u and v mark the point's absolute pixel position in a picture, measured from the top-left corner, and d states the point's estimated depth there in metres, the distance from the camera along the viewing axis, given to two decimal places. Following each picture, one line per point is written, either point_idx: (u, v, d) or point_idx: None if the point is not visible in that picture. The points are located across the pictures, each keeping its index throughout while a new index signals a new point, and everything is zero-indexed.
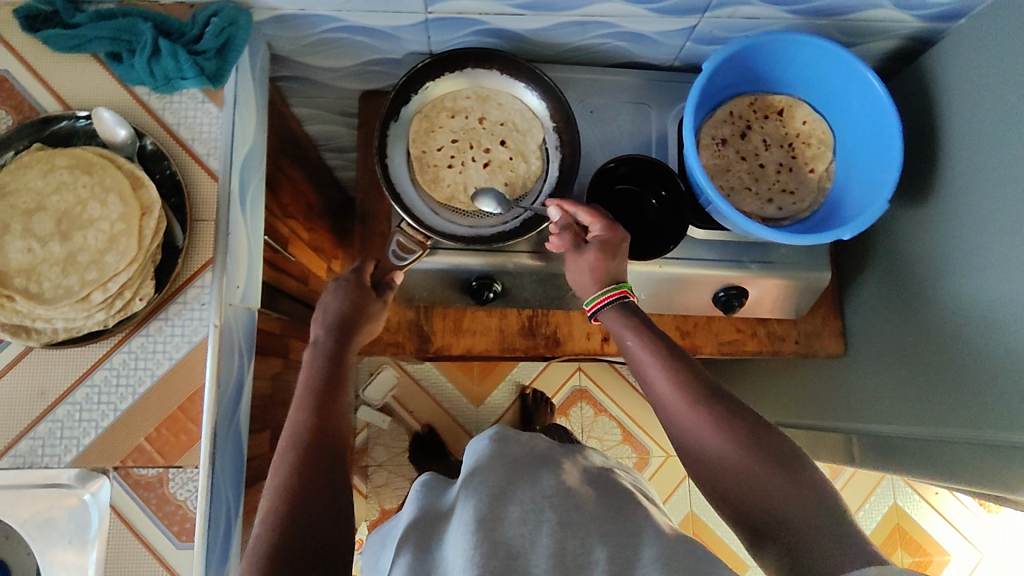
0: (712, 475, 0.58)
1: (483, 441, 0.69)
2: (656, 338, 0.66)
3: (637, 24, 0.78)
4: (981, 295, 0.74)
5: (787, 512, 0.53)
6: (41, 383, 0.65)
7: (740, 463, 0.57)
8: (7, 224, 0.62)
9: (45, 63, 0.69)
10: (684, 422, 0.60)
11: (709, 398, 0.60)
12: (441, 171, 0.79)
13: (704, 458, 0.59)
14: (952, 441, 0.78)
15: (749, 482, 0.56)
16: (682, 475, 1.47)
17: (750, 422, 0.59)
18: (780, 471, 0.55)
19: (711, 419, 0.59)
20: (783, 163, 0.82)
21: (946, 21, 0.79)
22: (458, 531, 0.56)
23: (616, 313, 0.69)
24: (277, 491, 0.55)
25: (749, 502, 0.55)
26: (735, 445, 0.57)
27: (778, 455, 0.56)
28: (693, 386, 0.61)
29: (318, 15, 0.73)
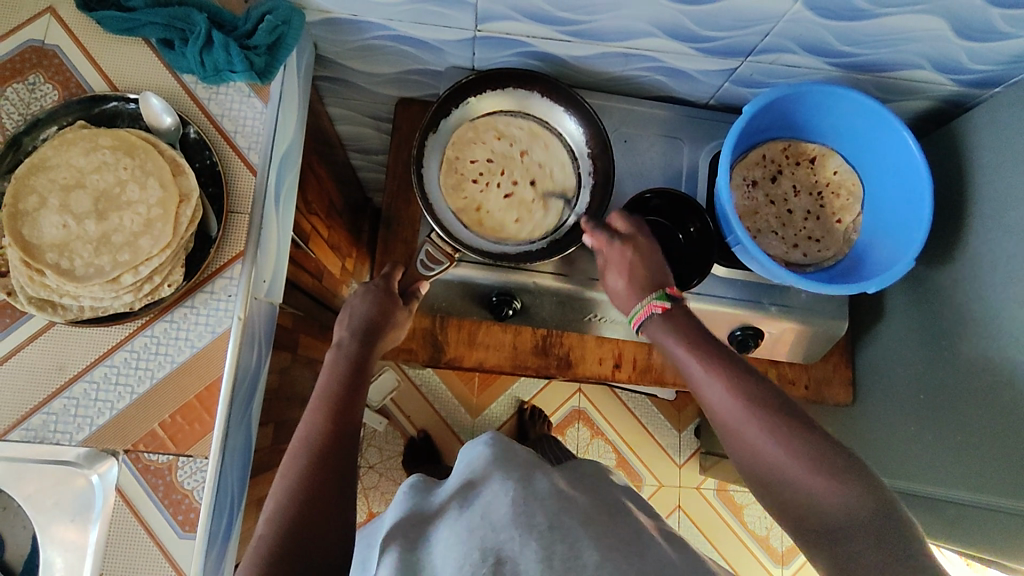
0: (769, 482, 0.57)
1: (478, 447, 0.64)
2: (705, 345, 0.64)
3: (679, 61, 0.79)
4: (996, 360, 0.75)
5: (850, 521, 0.52)
6: (60, 359, 0.65)
7: (800, 472, 0.55)
8: (45, 198, 0.62)
9: (96, 43, 0.70)
10: (740, 429, 0.59)
11: (765, 406, 0.58)
12: (469, 190, 0.81)
13: (762, 467, 0.57)
14: (950, 502, 0.80)
15: (810, 493, 0.54)
16: (673, 506, 1.47)
17: (812, 430, 0.57)
18: (843, 479, 0.54)
19: (770, 430, 0.57)
20: (811, 211, 0.83)
21: (983, 88, 0.80)
22: (451, 533, 0.52)
23: (658, 326, 0.67)
24: (291, 491, 0.55)
25: (809, 511, 0.54)
26: (795, 453, 0.55)
27: (840, 463, 0.54)
28: (746, 398, 0.59)
29: (369, 22, 0.74)
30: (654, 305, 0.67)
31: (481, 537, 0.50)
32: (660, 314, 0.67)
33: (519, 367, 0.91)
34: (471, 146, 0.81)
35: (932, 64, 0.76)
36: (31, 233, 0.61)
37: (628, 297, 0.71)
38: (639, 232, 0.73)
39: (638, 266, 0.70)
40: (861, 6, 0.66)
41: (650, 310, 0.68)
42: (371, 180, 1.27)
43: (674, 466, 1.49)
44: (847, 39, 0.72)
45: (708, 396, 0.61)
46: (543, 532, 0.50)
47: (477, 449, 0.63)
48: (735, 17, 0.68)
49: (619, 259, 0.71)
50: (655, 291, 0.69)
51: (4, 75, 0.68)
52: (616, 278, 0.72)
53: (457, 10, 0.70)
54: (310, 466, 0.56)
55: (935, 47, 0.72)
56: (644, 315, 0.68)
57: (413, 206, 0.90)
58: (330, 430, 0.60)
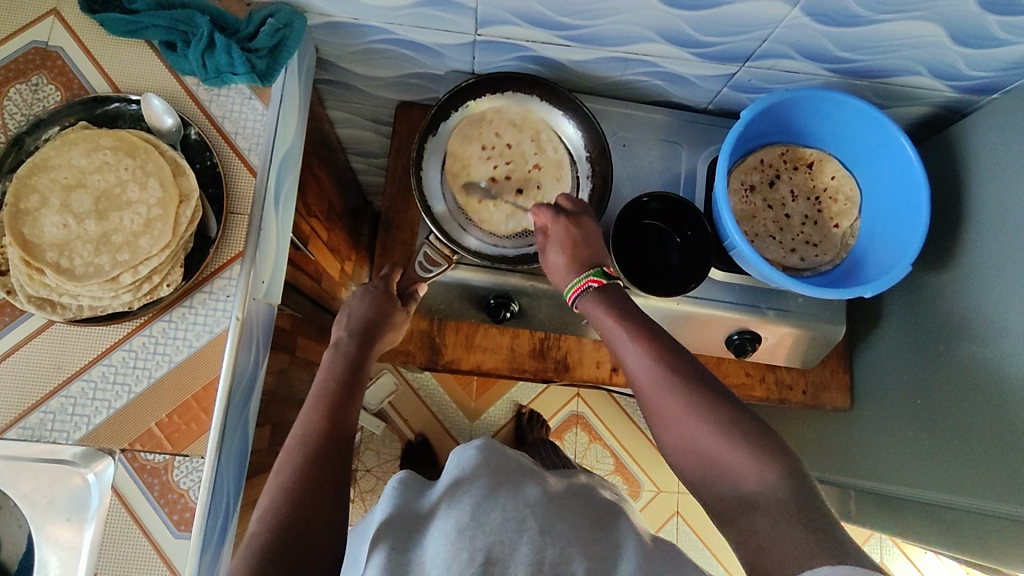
0: (688, 454, 0.58)
1: (469, 450, 0.64)
2: (632, 317, 0.65)
3: (678, 66, 0.80)
4: (993, 365, 0.75)
5: (756, 487, 0.52)
6: (59, 357, 0.65)
7: (714, 440, 0.56)
8: (46, 197, 0.63)
9: (99, 44, 0.70)
10: (662, 402, 0.59)
11: (686, 378, 0.59)
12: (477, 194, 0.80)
13: (681, 437, 0.58)
14: (949, 508, 0.80)
15: (721, 462, 0.55)
16: (671, 511, 1.47)
17: (727, 402, 0.58)
18: (753, 447, 0.54)
19: (687, 400, 0.58)
20: (809, 216, 0.84)
21: (980, 94, 0.81)
22: (442, 533, 0.52)
23: (589, 298, 0.68)
24: (286, 490, 0.55)
25: (720, 479, 0.55)
26: (710, 423, 0.56)
27: (752, 433, 0.55)
28: (670, 366, 0.60)
29: (370, 26, 0.74)
30: (589, 281, 0.69)
31: (471, 538, 0.50)
32: (594, 290, 0.68)
33: (516, 370, 0.91)
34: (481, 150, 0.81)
35: (930, 70, 0.76)
36: (31, 232, 0.61)
37: (566, 272, 0.71)
38: (581, 209, 0.75)
39: (578, 243, 0.71)
40: (859, 12, 0.66)
41: (584, 285, 0.69)
42: (371, 183, 1.28)
43: (672, 471, 1.49)
44: (844, 45, 0.72)
45: (635, 365, 0.62)
46: (535, 536, 0.50)
47: (467, 452, 0.63)
48: (733, 22, 0.69)
49: (562, 236, 0.72)
50: (591, 267, 0.70)
51: (7, 76, 0.68)
52: (557, 254, 0.72)
53: (458, 14, 0.71)
54: (305, 465, 0.56)
55: (933, 53, 0.73)
56: (579, 290, 0.69)
57: (412, 209, 0.90)
58: (326, 430, 0.60)
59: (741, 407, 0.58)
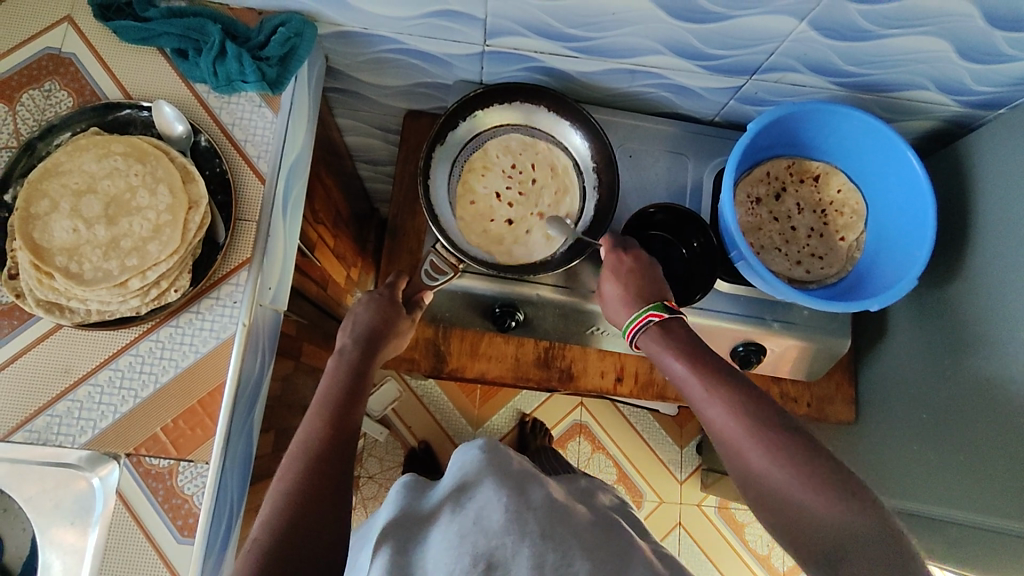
0: (766, 498, 0.56)
1: (470, 451, 0.64)
2: (704, 360, 0.63)
3: (685, 79, 0.80)
4: (999, 380, 0.74)
5: (846, 536, 0.51)
6: (66, 361, 0.65)
7: (794, 486, 0.54)
8: (57, 202, 0.63)
9: (111, 51, 0.71)
10: (740, 447, 0.58)
11: (763, 421, 0.58)
12: (481, 201, 0.82)
13: (761, 483, 0.57)
14: (952, 523, 0.79)
15: (803, 509, 0.54)
16: (674, 522, 1.46)
17: (808, 446, 0.56)
18: (838, 495, 0.53)
19: (768, 445, 0.56)
20: (815, 228, 0.84)
21: (988, 109, 0.81)
22: (444, 535, 0.52)
23: (653, 338, 0.67)
24: (289, 496, 0.55)
25: (805, 527, 0.53)
26: (790, 468, 0.55)
27: (836, 479, 0.54)
28: (749, 413, 0.58)
29: (380, 36, 0.75)
30: (650, 314, 0.68)
31: (471, 543, 0.50)
32: (656, 325, 0.67)
33: (520, 379, 0.91)
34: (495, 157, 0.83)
35: (936, 85, 0.76)
36: (41, 237, 0.62)
37: (625, 306, 0.71)
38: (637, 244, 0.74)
39: (633, 276, 0.71)
40: (866, 26, 0.66)
41: (646, 319, 0.68)
42: (377, 190, 1.29)
43: (675, 482, 1.48)
44: (851, 59, 0.73)
45: (711, 412, 0.61)
46: (536, 541, 0.50)
47: (469, 454, 0.64)
48: (740, 35, 0.70)
49: (617, 269, 0.72)
50: (652, 302, 0.69)
51: (21, 81, 0.69)
52: (612, 288, 0.72)
53: (467, 25, 0.71)
54: (309, 472, 0.56)
55: (940, 68, 0.73)
56: (640, 323, 0.68)
57: (419, 217, 0.91)
58: (330, 437, 0.60)
59: (822, 451, 0.56)
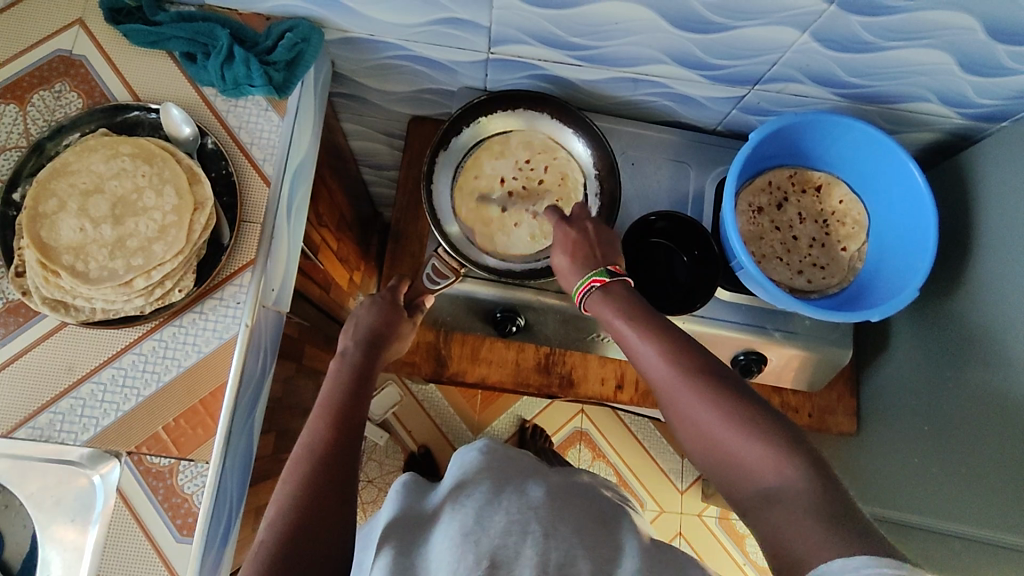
0: (706, 449, 0.57)
1: (471, 452, 0.65)
2: (641, 313, 0.63)
3: (687, 88, 0.81)
4: (1000, 393, 0.74)
5: (774, 481, 0.51)
6: (70, 359, 0.66)
7: (728, 434, 0.55)
8: (64, 202, 0.64)
9: (121, 54, 0.72)
10: (677, 400, 0.58)
11: (698, 372, 0.58)
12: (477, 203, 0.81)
13: (698, 434, 0.57)
14: (952, 536, 0.79)
15: (737, 454, 0.54)
16: (675, 532, 1.46)
17: (743, 396, 0.56)
18: (769, 440, 0.53)
19: (704, 395, 0.57)
20: (816, 238, 0.84)
21: (990, 122, 0.81)
22: (446, 534, 0.53)
23: (595, 298, 0.67)
24: (292, 497, 0.55)
25: (741, 475, 0.54)
26: (723, 415, 0.55)
27: (768, 426, 0.54)
28: (683, 362, 0.59)
29: (386, 42, 0.76)
30: (592, 281, 0.66)
31: (475, 541, 0.51)
32: (598, 290, 0.66)
33: (520, 384, 0.92)
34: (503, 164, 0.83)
35: (938, 97, 0.77)
36: (48, 236, 0.63)
37: (571, 275, 0.70)
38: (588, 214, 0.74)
39: (580, 246, 0.70)
40: (868, 38, 0.67)
41: (588, 286, 0.67)
42: (382, 195, 1.29)
43: (676, 491, 1.48)
44: (853, 71, 0.73)
45: (648, 365, 0.61)
46: (533, 540, 0.50)
47: (469, 454, 0.65)
48: (743, 46, 0.70)
49: (564, 240, 0.71)
50: (595, 268, 0.68)
51: (32, 83, 0.70)
52: (559, 259, 0.71)
53: (472, 32, 0.72)
54: (311, 473, 0.57)
55: (941, 80, 0.73)
56: (584, 290, 0.67)
57: (422, 222, 0.91)
58: (331, 438, 0.60)
59: (758, 401, 0.56)
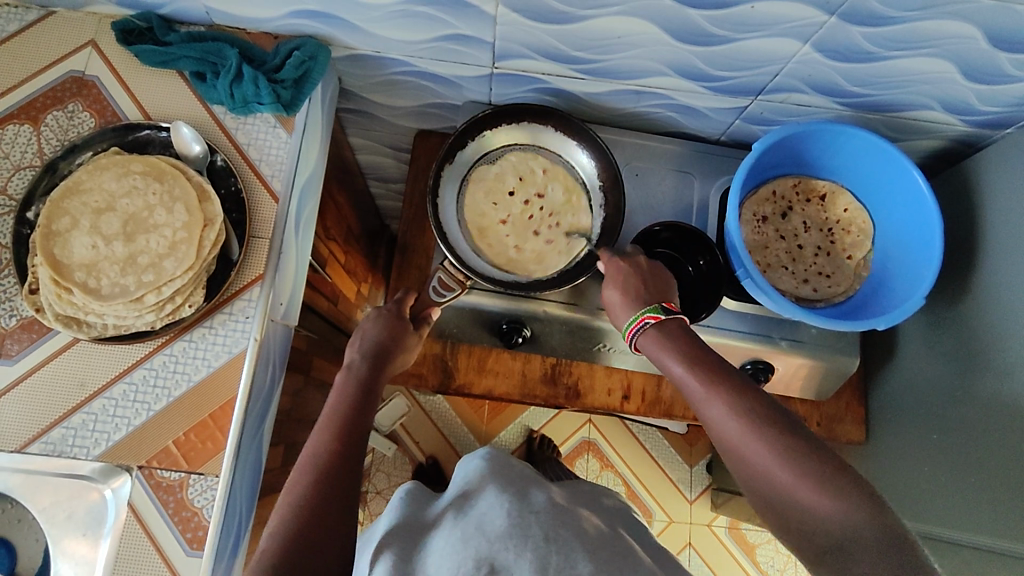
0: (768, 496, 0.57)
1: (476, 461, 0.66)
2: (700, 356, 0.64)
3: (690, 99, 0.81)
4: (1010, 400, 0.74)
5: (844, 530, 0.52)
6: (82, 374, 0.67)
7: (794, 481, 0.55)
8: (77, 220, 0.65)
9: (132, 74, 0.73)
10: (744, 449, 0.58)
11: (761, 419, 0.58)
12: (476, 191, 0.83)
13: (762, 481, 0.57)
14: (964, 545, 0.78)
15: (802, 504, 0.54)
16: (684, 541, 1.45)
17: (808, 442, 0.57)
18: (838, 489, 0.53)
19: (768, 442, 0.57)
20: (822, 247, 0.84)
21: (995, 129, 0.81)
22: (445, 539, 0.53)
23: (650, 338, 0.67)
24: (297, 509, 0.55)
25: (805, 521, 0.54)
26: (787, 463, 0.56)
27: (835, 473, 0.54)
28: (746, 409, 0.59)
29: (392, 59, 0.77)
30: (645, 317, 0.68)
31: (474, 547, 0.51)
32: (652, 325, 0.68)
33: (527, 396, 0.92)
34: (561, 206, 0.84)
35: (942, 105, 0.77)
36: (61, 253, 0.64)
37: (623, 309, 0.71)
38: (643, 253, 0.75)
39: (632, 278, 0.71)
40: (870, 48, 0.67)
41: (641, 322, 0.69)
42: (388, 208, 1.31)
43: (685, 502, 1.47)
44: (856, 81, 0.74)
45: (709, 410, 0.61)
46: (539, 544, 0.51)
47: (473, 463, 0.66)
48: (745, 57, 0.71)
49: (616, 273, 0.72)
50: (648, 305, 0.69)
51: (45, 103, 0.72)
52: (611, 293, 0.72)
53: (476, 48, 0.73)
54: (315, 485, 0.57)
55: (945, 88, 0.73)
56: (636, 327, 0.69)
57: (428, 234, 0.92)
58: (337, 451, 0.60)
59: (822, 447, 0.57)
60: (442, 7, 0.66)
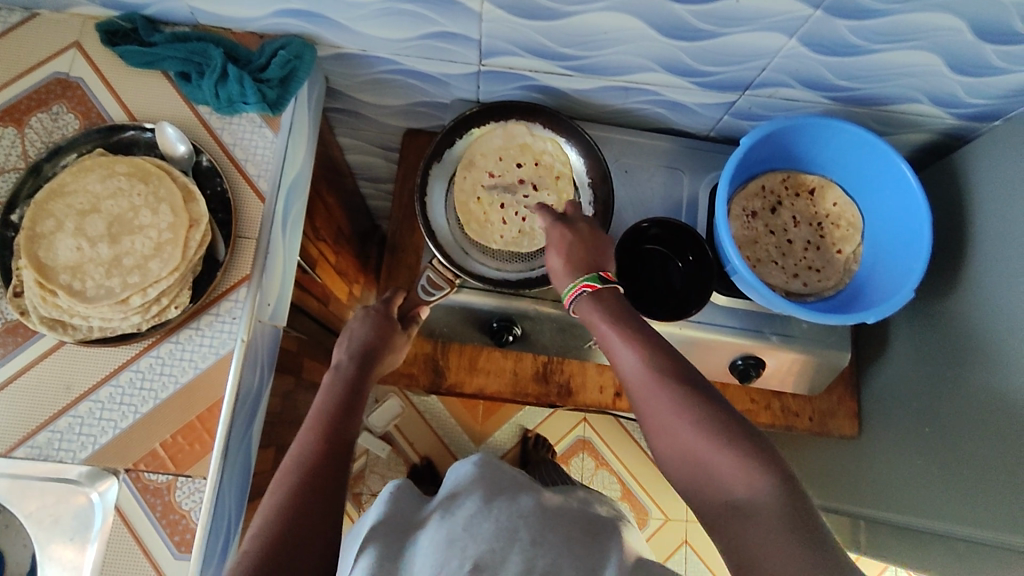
0: (680, 458, 0.56)
1: (466, 465, 0.65)
2: (626, 319, 0.64)
3: (678, 95, 0.81)
4: (1000, 392, 0.74)
5: (741, 489, 0.51)
6: (68, 378, 0.66)
7: (702, 443, 0.54)
8: (61, 222, 0.65)
9: (116, 75, 0.73)
10: (657, 410, 0.58)
11: (679, 382, 0.58)
12: (481, 154, 0.83)
13: (675, 443, 0.56)
14: (958, 538, 0.78)
15: (710, 464, 0.54)
16: (681, 539, 1.45)
17: (722, 409, 0.56)
18: (741, 452, 0.52)
19: (681, 404, 0.57)
20: (811, 241, 0.84)
21: (982, 121, 0.81)
22: (430, 539, 0.54)
23: (581, 301, 0.66)
24: (281, 509, 0.55)
25: (710, 484, 0.53)
26: (698, 426, 0.55)
27: (742, 437, 0.54)
28: (664, 370, 0.59)
29: (378, 57, 0.77)
30: (582, 286, 0.66)
31: (460, 547, 0.51)
32: (589, 294, 0.66)
33: (519, 394, 0.92)
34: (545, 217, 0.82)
35: (929, 98, 0.77)
36: (45, 256, 0.63)
37: (564, 277, 0.69)
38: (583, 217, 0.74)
39: (576, 246, 0.70)
40: (855, 42, 0.67)
41: (578, 291, 0.66)
42: (380, 208, 1.30)
43: (681, 500, 1.47)
44: (843, 74, 0.74)
45: (629, 370, 0.61)
46: (525, 547, 0.51)
47: (463, 468, 0.65)
48: (731, 52, 0.71)
49: (559, 240, 0.70)
50: (586, 274, 0.67)
51: (29, 105, 0.71)
52: (554, 255, 0.70)
53: (462, 46, 0.73)
54: (300, 485, 0.57)
55: (931, 81, 0.73)
56: (575, 294, 0.67)
57: (418, 233, 0.92)
58: (322, 451, 0.60)
59: (735, 414, 0.56)
60: (428, 5, 0.66)
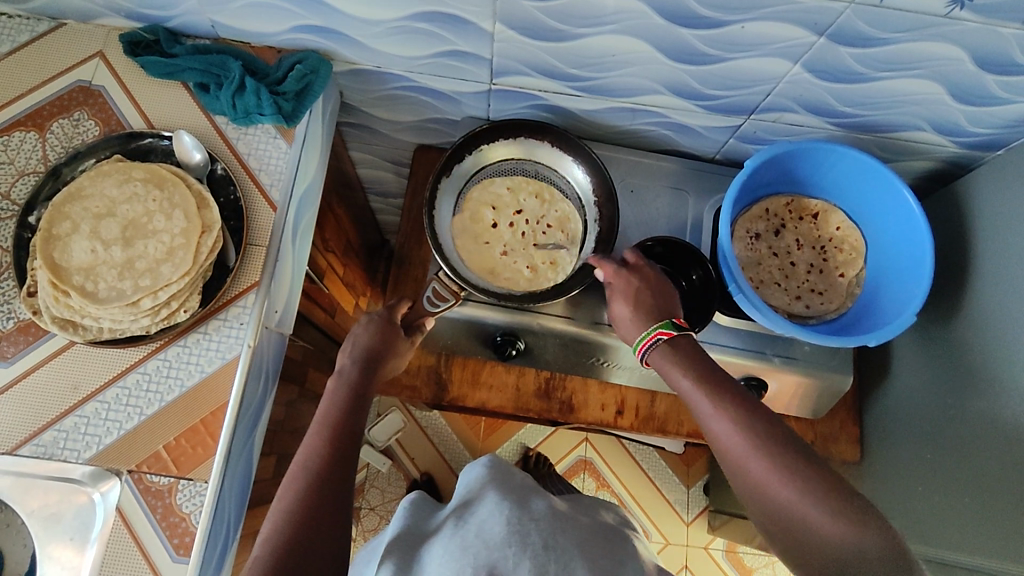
0: (778, 519, 0.57)
1: (477, 468, 0.68)
2: (709, 373, 0.64)
3: (685, 118, 0.83)
4: (1002, 418, 0.73)
5: (850, 551, 0.53)
6: (76, 378, 0.67)
7: (799, 502, 0.55)
8: (78, 225, 0.66)
9: (137, 83, 0.75)
10: (747, 461, 0.59)
11: (771, 440, 0.59)
12: (544, 195, 0.86)
13: (768, 497, 0.57)
14: (954, 564, 0.78)
15: (811, 524, 0.55)
16: (680, 564, 1.43)
17: (825, 470, 0.57)
18: (848, 514, 0.54)
19: (784, 467, 0.57)
20: (814, 264, 0.85)
21: (985, 150, 0.82)
22: (445, 547, 0.55)
23: (663, 356, 0.67)
24: (288, 515, 0.56)
25: (814, 546, 0.55)
26: (797, 483, 0.56)
27: (847, 502, 0.55)
28: (757, 426, 0.60)
29: (392, 74, 0.79)
30: (657, 334, 0.68)
31: (473, 555, 0.52)
32: (663, 342, 0.67)
33: (521, 409, 0.92)
34: (483, 241, 0.83)
35: (933, 126, 0.78)
36: (60, 257, 0.65)
37: (631, 324, 0.70)
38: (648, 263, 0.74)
39: (645, 295, 0.70)
40: (860, 69, 0.69)
41: (652, 339, 0.68)
42: (389, 222, 1.32)
43: (682, 523, 1.46)
44: (847, 101, 0.75)
45: (718, 428, 0.62)
46: (537, 552, 0.52)
47: (474, 471, 0.67)
48: (737, 77, 0.72)
49: (628, 287, 0.71)
50: (659, 321, 0.69)
51: (52, 111, 0.73)
52: (619, 306, 0.71)
53: (474, 64, 0.75)
54: (310, 491, 0.58)
55: (934, 109, 0.75)
56: (647, 343, 0.68)
57: (425, 247, 0.93)
58: (328, 457, 0.61)
59: (828, 469, 0.57)
60: (441, 24, 0.68)
